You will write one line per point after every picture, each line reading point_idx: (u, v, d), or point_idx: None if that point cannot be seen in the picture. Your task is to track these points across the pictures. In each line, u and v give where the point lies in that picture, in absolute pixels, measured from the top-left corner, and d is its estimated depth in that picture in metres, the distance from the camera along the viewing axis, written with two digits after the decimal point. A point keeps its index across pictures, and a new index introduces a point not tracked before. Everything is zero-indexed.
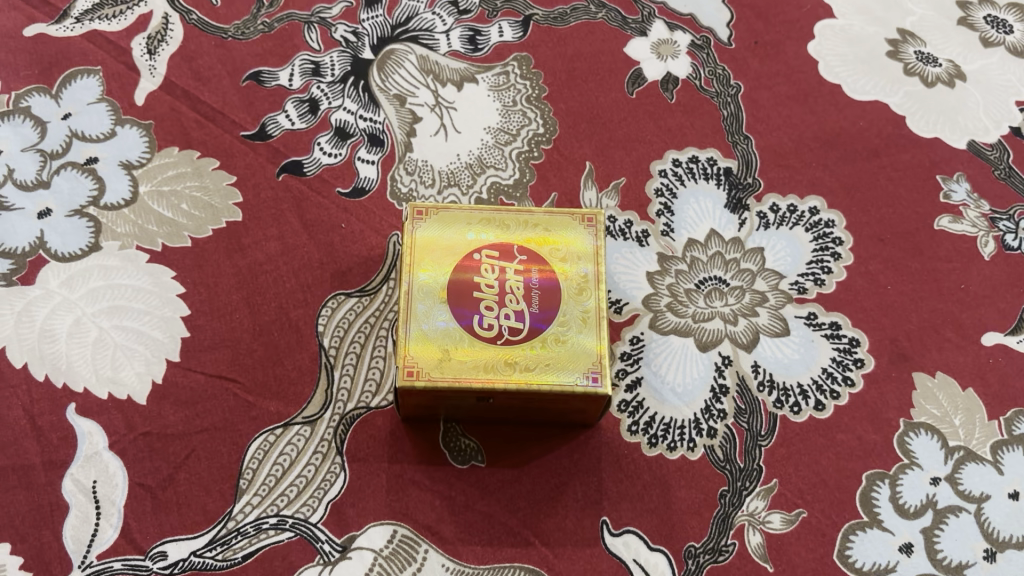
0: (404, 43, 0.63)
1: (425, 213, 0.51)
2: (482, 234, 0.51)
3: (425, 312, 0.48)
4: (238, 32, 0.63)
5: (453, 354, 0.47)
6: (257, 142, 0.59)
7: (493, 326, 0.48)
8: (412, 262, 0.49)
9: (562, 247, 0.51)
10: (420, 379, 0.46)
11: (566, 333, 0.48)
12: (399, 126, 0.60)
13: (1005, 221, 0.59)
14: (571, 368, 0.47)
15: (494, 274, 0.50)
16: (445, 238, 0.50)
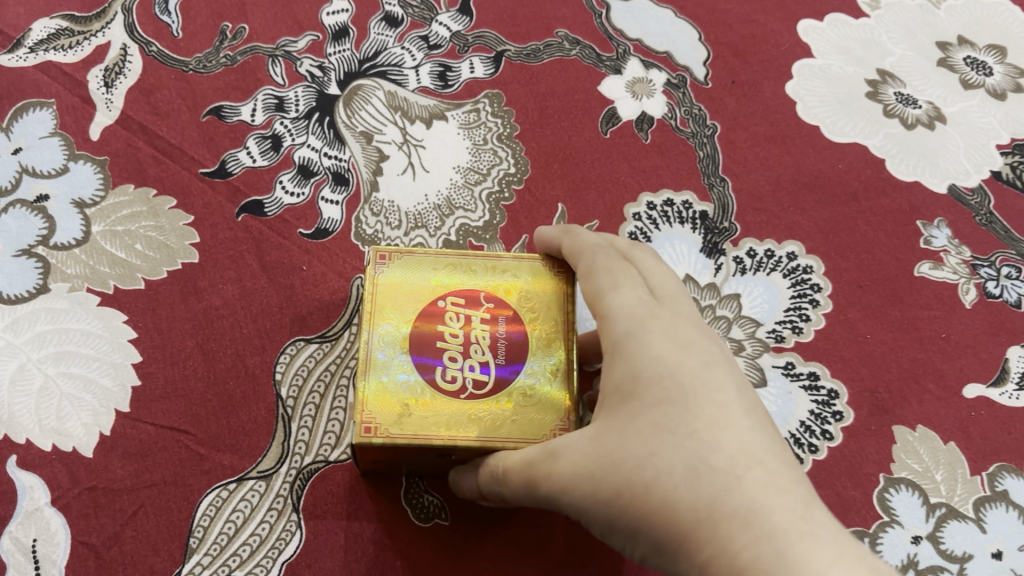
0: (371, 78, 0.62)
1: (388, 255, 0.46)
2: (448, 280, 0.46)
3: (385, 362, 0.43)
4: (199, 65, 0.61)
5: (414, 408, 0.42)
6: (216, 180, 0.57)
7: (456, 378, 0.43)
8: (372, 307, 0.44)
9: (534, 293, 0.46)
10: (378, 436, 0.41)
11: (534, 388, 0.43)
12: (365, 164, 0.58)
13: (986, 268, 0.57)
14: (541, 426, 0.42)
15: (460, 322, 0.45)
16: (409, 283, 0.45)
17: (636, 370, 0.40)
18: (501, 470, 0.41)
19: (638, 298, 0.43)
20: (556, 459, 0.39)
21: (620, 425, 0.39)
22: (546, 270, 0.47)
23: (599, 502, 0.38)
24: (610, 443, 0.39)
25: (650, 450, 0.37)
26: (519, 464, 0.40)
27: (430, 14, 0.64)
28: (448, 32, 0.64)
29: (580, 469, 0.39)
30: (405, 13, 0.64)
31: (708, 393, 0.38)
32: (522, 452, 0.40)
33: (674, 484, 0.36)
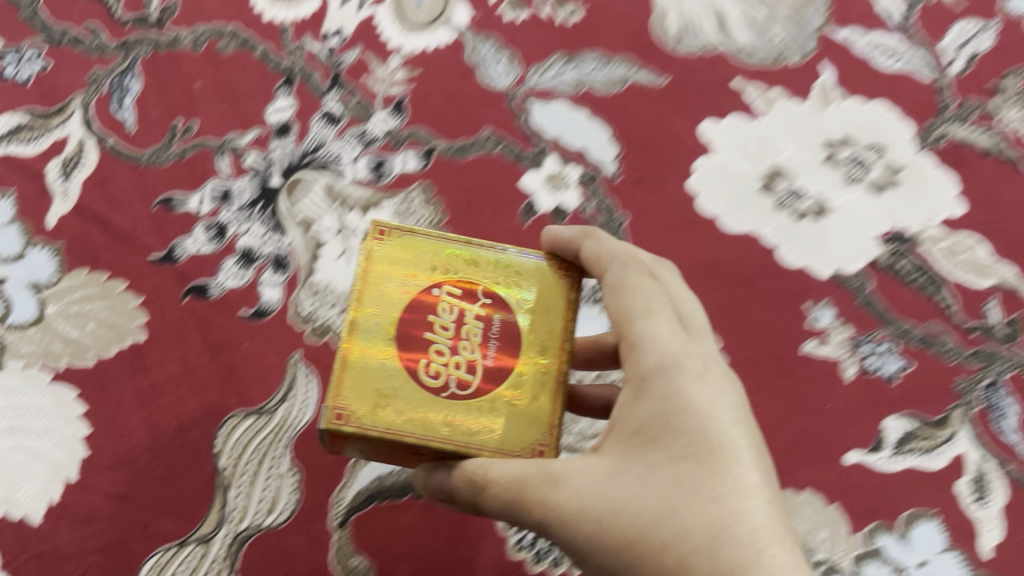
0: (312, 171, 0.67)
1: (387, 233, 0.45)
2: (446, 268, 0.45)
3: (367, 348, 0.43)
4: (152, 157, 0.66)
5: (391, 401, 0.42)
6: (164, 265, 0.63)
7: (439, 376, 0.42)
8: (362, 288, 0.44)
9: (536, 292, 0.45)
10: (348, 424, 0.41)
11: (522, 395, 0.43)
12: (303, 250, 0.64)
13: (866, 345, 0.64)
14: (523, 437, 0.42)
15: (453, 315, 0.44)
16: (404, 266, 0.45)
17: (663, 416, 0.41)
18: (485, 484, 0.40)
19: (670, 331, 0.43)
20: (557, 488, 0.40)
21: (638, 472, 0.40)
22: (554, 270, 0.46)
23: (602, 546, 0.39)
24: (623, 489, 0.40)
25: (669, 505, 0.39)
26: (511, 483, 0.40)
27: (367, 112, 0.70)
28: (384, 129, 0.70)
29: (589, 507, 0.40)
30: (344, 111, 0.70)
31: (735, 455, 0.40)
32: (515, 468, 0.40)
33: (693, 546, 0.38)
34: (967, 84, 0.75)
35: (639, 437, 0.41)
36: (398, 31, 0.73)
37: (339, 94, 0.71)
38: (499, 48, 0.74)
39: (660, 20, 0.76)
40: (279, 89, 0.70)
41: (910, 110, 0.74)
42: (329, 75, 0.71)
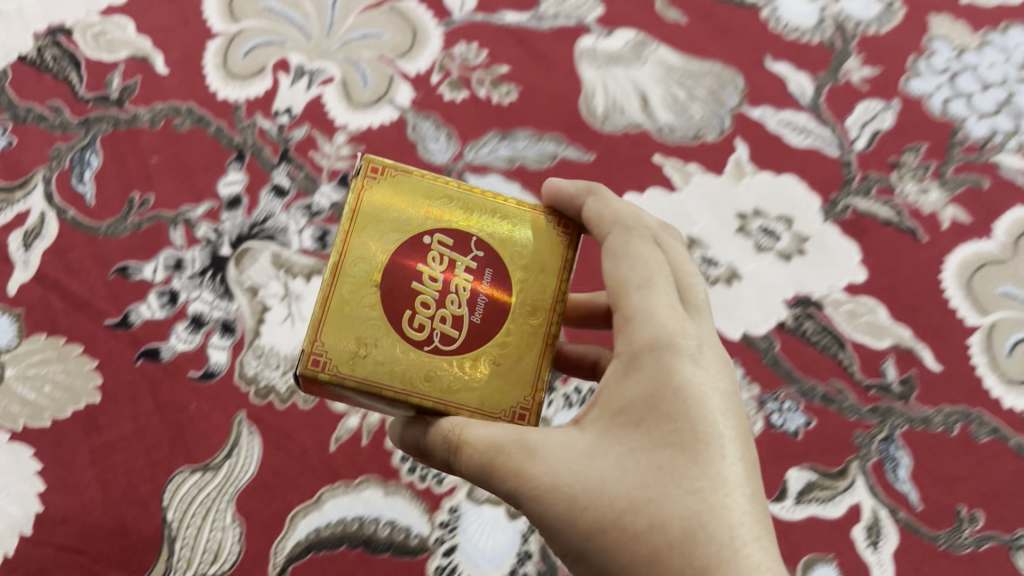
0: (259, 240, 0.72)
1: (381, 171, 0.46)
2: (438, 216, 0.46)
3: (352, 292, 0.44)
4: (109, 229, 0.71)
5: (371, 350, 0.43)
6: (119, 330, 0.67)
7: (423, 328, 0.44)
8: (351, 225, 0.45)
9: (528, 250, 0.47)
10: (325, 370, 0.43)
11: (508, 352, 0.45)
12: (250, 314, 0.68)
13: (772, 402, 0.70)
14: (503, 396, 0.44)
15: (442, 265, 0.46)
16: (396, 209, 0.46)
17: (651, 396, 0.42)
18: (464, 447, 0.42)
19: (666, 305, 0.44)
20: (534, 460, 0.41)
21: (619, 451, 0.41)
22: (547, 227, 0.47)
23: (574, 523, 0.40)
24: (600, 468, 0.41)
25: (646, 486, 0.40)
26: (489, 450, 0.41)
27: (313, 186, 0.75)
28: (329, 202, 0.75)
29: (565, 480, 0.41)
30: (292, 184, 0.75)
31: (719, 450, 0.41)
32: (494, 435, 0.42)
33: (665, 533, 0.39)
34: (869, 159, 0.82)
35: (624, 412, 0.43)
36: (344, 110, 0.79)
37: (287, 168, 0.76)
38: (438, 125, 0.79)
39: (588, 101, 0.82)
40: (231, 164, 0.75)
41: (816, 184, 0.80)
42: (278, 151, 0.76)
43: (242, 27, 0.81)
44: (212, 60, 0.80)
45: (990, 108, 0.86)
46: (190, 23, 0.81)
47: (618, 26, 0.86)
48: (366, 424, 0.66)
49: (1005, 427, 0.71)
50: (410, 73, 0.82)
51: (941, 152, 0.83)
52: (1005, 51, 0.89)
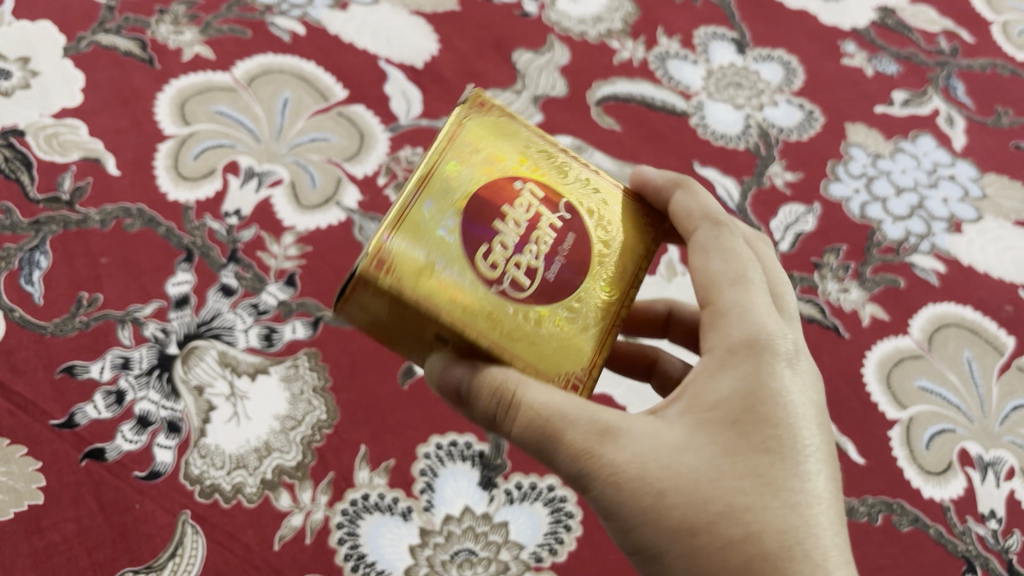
0: (206, 340, 0.74)
1: (487, 106, 0.47)
2: (532, 169, 0.46)
3: (432, 209, 0.42)
4: (57, 328, 0.72)
5: (439, 271, 0.41)
6: (64, 430, 0.68)
7: (496, 268, 0.42)
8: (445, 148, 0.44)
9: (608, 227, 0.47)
10: (387, 275, 0.40)
11: (578, 319, 0.44)
12: (196, 413, 0.70)
13: None
14: (566, 359, 0.43)
15: (526, 213, 0.45)
16: (486, 149, 0.45)
17: (748, 396, 0.43)
18: (541, 417, 0.41)
19: (762, 306, 0.46)
20: (614, 444, 0.42)
21: (706, 442, 0.42)
22: (629, 209, 0.48)
23: (659, 518, 0.41)
24: (689, 464, 0.42)
25: (736, 485, 0.41)
26: (570, 426, 0.42)
27: (260, 285, 0.77)
28: (276, 300, 0.77)
29: (650, 467, 0.41)
30: (239, 284, 0.77)
31: (810, 465, 0.42)
32: (579, 412, 0.42)
33: (752, 538, 0.40)
34: (792, 260, 0.86)
35: (710, 404, 0.44)
36: (292, 211, 0.82)
37: (235, 268, 0.78)
38: None
39: None
40: (179, 265, 0.77)
41: None
42: (226, 251, 0.79)
43: (193, 131, 0.85)
44: (163, 163, 0.82)
45: (903, 212, 0.92)
46: (142, 126, 0.84)
47: (554, 133, 0.91)
48: (310, 523, 0.68)
49: (925, 516, 0.74)
50: (357, 175, 0.85)
51: (859, 253, 0.88)
52: (916, 157, 0.96)
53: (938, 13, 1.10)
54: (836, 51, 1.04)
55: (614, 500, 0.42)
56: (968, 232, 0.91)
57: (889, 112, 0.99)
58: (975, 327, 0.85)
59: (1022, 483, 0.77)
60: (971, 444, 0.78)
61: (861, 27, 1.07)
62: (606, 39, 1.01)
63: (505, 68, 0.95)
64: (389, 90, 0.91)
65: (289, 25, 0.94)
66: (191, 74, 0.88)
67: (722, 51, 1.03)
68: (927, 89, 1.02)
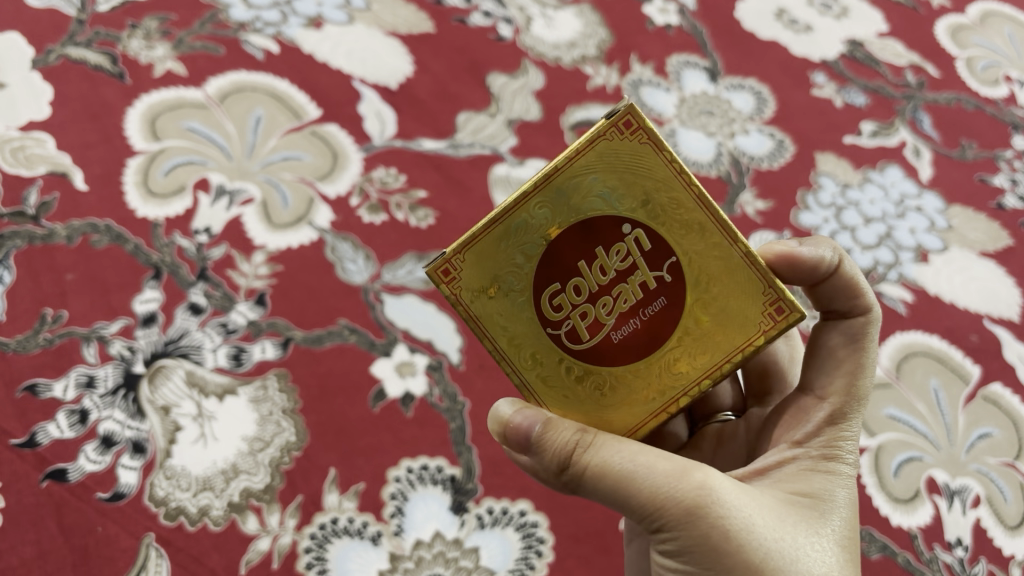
0: (173, 359, 0.73)
1: (630, 125, 0.43)
2: (652, 217, 0.43)
3: (507, 244, 0.44)
4: (19, 344, 0.71)
5: (488, 294, 0.45)
6: (24, 450, 0.66)
7: (562, 312, 0.45)
8: (561, 176, 0.43)
9: (711, 316, 0.44)
10: (449, 284, 0.45)
11: (628, 395, 0.46)
12: (162, 433, 0.69)
13: None
14: (622, 417, 0.46)
15: (621, 262, 0.44)
16: (609, 183, 0.43)
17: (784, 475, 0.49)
18: (633, 464, 0.43)
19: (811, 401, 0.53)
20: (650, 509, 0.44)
21: (781, 501, 0.47)
22: (748, 308, 0.43)
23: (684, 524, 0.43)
24: (667, 470, 0.44)
25: (803, 544, 0.45)
26: (618, 478, 0.44)
27: (229, 303, 0.76)
28: (245, 319, 0.76)
29: (752, 513, 0.44)
30: (208, 302, 0.76)
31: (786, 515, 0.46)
32: (662, 463, 0.44)
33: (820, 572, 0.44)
34: None
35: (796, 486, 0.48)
36: (263, 230, 0.81)
37: (204, 286, 0.77)
38: (357, 247, 0.81)
39: None
40: (147, 282, 0.76)
41: None
42: (195, 269, 0.77)
43: (163, 146, 0.83)
44: (132, 179, 0.81)
45: (872, 241, 0.93)
46: (112, 141, 0.83)
47: (528, 157, 0.91)
48: (277, 547, 0.66)
49: (893, 544, 0.74)
50: (329, 195, 0.84)
51: None
52: (884, 188, 0.97)
53: (905, 47, 1.13)
54: (806, 82, 1.06)
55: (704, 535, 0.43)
56: (935, 262, 0.92)
57: (858, 142, 1.01)
58: (942, 356, 0.85)
59: (988, 511, 0.78)
60: (937, 472, 0.78)
61: (831, 59, 1.09)
62: (581, 65, 1.01)
63: (480, 90, 0.95)
64: (363, 110, 0.91)
65: (262, 43, 0.93)
66: (162, 90, 0.87)
67: (695, 79, 1.04)
68: (894, 121, 1.03)
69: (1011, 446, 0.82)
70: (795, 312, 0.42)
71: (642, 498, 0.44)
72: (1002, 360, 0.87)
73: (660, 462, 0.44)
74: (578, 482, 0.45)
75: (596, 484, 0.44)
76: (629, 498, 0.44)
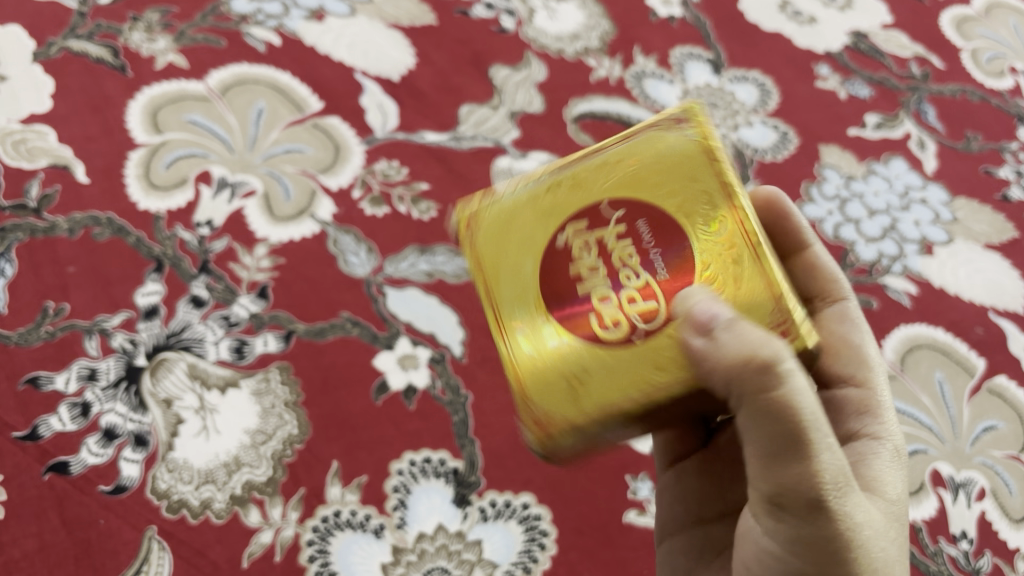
0: (175, 351, 0.72)
1: (473, 219, 0.46)
2: (559, 210, 0.44)
3: (530, 347, 0.42)
4: (21, 337, 0.71)
5: (583, 385, 0.40)
6: (26, 442, 0.66)
7: (615, 306, 0.41)
8: (498, 305, 0.43)
9: (668, 169, 0.42)
10: (551, 426, 0.40)
11: (736, 273, 0.39)
12: (164, 427, 0.69)
13: None
14: (752, 296, 0.39)
15: (591, 247, 0.42)
16: (512, 237, 0.44)
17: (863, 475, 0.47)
18: (813, 442, 0.37)
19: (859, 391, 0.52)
20: (800, 479, 0.38)
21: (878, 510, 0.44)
22: (675, 147, 0.43)
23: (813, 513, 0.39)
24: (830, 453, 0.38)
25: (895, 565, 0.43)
26: (795, 438, 0.37)
27: (231, 296, 0.76)
28: (247, 312, 0.76)
29: (873, 532, 0.41)
30: (210, 295, 0.76)
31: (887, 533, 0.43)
32: (831, 448, 0.38)
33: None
34: None
35: (875, 481, 0.47)
36: (265, 222, 0.80)
37: (206, 280, 0.76)
38: (359, 240, 0.81)
39: None
40: (148, 275, 0.76)
41: None
42: (197, 262, 0.77)
43: (165, 139, 0.83)
44: (133, 171, 0.81)
45: (876, 234, 0.93)
46: (113, 134, 0.83)
47: (530, 149, 0.91)
48: (280, 539, 0.66)
49: None
50: (332, 188, 0.84)
51: None
52: (888, 180, 0.97)
53: (909, 38, 1.12)
54: (810, 74, 1.05)
55: (822, 533, 0.39)
56: (939, 254, 0.92)
57: (862, 134, 1.00)
58: (947, 349, 0.85)
59: (993, 504, 0.77)
60: (943, 465, 0.78)
61: (835, 51, 1.08)
62: (583, 57, 1.01)
63: (482, 83, 0.95)
64: (365, 103, 0.90)
65: (264, 35, 0.93)
66: (163, 82, 0.87)
67: (698, 72, 1.03)
68: (899, 113, 1.03)
69: (1017, 439, 0.81)
70: (678, 109, 0.44)
71: (802, 472, 0.38)
72: (1008, 352, 0.86)
73: (833, 450, 0.38)
74: (746, 405, 0.37)
75: (769, 422, 0.37)
76: (781, 463, 0.38)
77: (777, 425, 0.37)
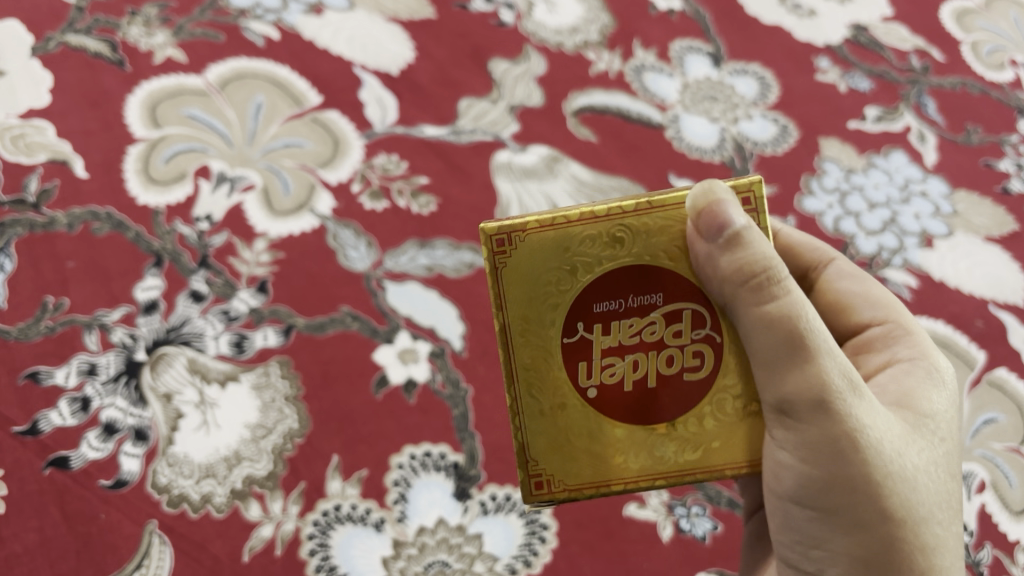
0: (174, 346, 0.72)
1: (540, 481, 0.47)
2: (551, 355, 0.46)
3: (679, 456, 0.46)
4: (21, 332, 0.71)
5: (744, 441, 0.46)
6: (26, 437, 0.66)
7: (667, 365, 0.46)
8: (631, 473, 0.46)
9: (575, 260, 0.45)
10: None
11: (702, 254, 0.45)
12: (164, 421, 0.69)
13: (680, 507, 0.71)
14: None
15: (603, 354, 0.46)
16: (560, 422, 0.46)
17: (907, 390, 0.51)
18: (809, 341, 0.43)
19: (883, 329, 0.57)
20: (807, 371, 0.43)
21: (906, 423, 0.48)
22: (540, 259, 0.45)
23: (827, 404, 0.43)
24: (835, 354, 0.43)
25: (924, 468, 0.46)
26: (796, 329, 0.42)
27: (231, 291, 0.76)
28: (247, 306, 0.75)
29: (887, 442, 0.44)
30: (209, 290, 0.76)
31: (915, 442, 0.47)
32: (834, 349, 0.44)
33: (924, 517, 0.45)
34: None
35: (913, 403, 0.50)
36: (264, 217, 0.80)
37: (205, 274, 0.76)
38: (358, 234, 0.81)
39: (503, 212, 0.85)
40: (148, 270, 0.76)
41: None
42: (196, 257, 0.77)
43: (164, 134, 0.83)
44: (133, 166, 0.81)
45: (876, 226, 0.92)
46: (112, 128, 0.82)
47: (530, 143, 0.90)
48: (280, 534, 0.66)
49: None
50: (331, 181, 0.84)
51: None
52: (888, 173, 0.97)
53: (909, 31, 1.12)
54: (810, 67, 1.05)
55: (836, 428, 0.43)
56: (940, 247, 0.92)
57: (862, 127, 1.00)
58: (948, 341, 0.85)
59: (994, 496, 0.77)
60: None
61: (835, 44, 1.08)
62: (583, 50, 1.00)
63: (481, 76, 0.95)
64: (364, 97, 0.90)
65: (263, 29, 0.92)
66: (162, 77, 0.87)
67: (698, 65, 1.03)
68: (899, 106, 1.03)
69: (1017, 431, 0.81)
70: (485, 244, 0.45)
71: (803, 374, 0.43)
72: (1008, 345, 0.86)
73: (835, 355, 0.43)
74: (751, 308, 0.43)
75: (772, 321, 0.42)
76: (784, 360, 0.43)
77: (772, 327, 0.42)
